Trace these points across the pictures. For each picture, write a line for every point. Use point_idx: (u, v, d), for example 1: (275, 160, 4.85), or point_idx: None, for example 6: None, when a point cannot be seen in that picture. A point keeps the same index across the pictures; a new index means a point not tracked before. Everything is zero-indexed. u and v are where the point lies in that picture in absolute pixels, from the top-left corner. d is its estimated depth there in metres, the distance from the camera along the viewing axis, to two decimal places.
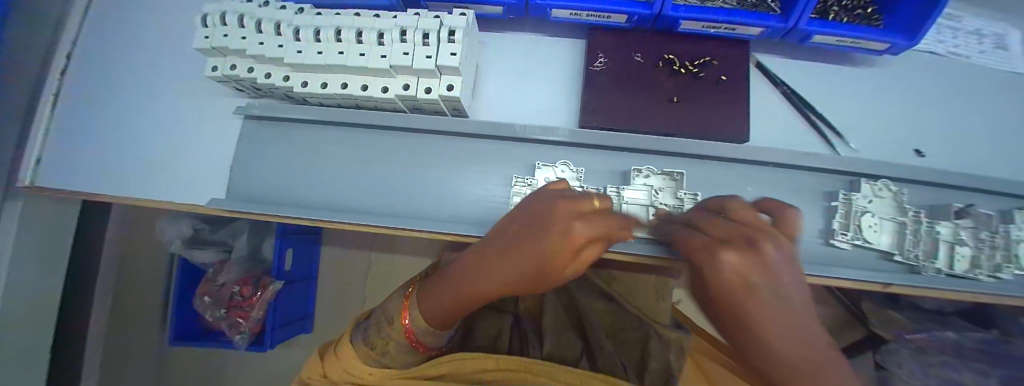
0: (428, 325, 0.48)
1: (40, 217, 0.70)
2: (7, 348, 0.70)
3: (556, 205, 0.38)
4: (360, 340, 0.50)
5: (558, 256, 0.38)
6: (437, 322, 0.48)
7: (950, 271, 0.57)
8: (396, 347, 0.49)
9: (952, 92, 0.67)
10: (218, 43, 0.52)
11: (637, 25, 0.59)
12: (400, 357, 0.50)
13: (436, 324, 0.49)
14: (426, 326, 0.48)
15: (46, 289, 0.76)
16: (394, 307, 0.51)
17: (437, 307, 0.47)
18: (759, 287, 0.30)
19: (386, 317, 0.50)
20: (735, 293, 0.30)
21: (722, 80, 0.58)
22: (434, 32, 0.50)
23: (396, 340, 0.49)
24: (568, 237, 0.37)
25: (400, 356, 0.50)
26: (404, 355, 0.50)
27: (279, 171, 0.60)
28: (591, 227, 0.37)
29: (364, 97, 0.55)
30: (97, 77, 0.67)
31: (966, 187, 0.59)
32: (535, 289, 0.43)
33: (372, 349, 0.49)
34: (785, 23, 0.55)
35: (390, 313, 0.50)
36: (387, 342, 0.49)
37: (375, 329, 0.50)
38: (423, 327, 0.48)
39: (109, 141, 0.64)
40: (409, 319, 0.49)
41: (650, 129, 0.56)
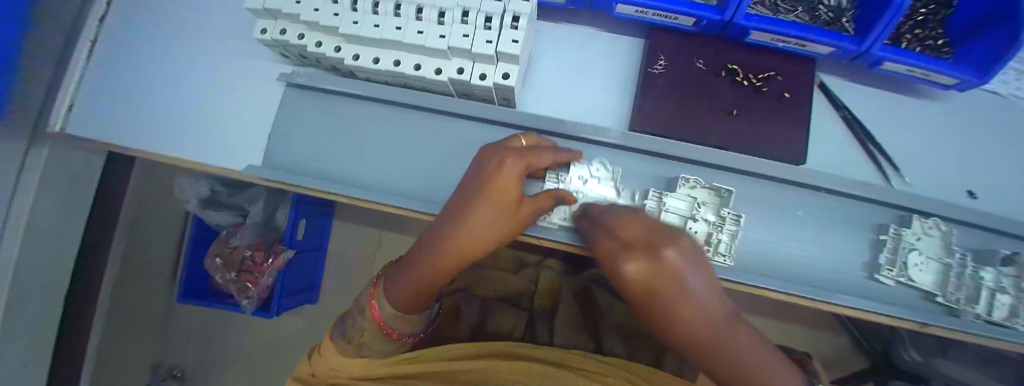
0: (399, 305, 0.46)
1: (65, 163, 0.69)
2: (27, 288, 0.71)
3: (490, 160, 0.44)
4: (340, 333, 0.48)
5: (502, 196, 0.42)
6: (406, 303, 0.46)
7: (988, 318, 0.56)
8: (372, 339, 0.46)
9: (1009, 135, 0.65)
10: (271, 5, 0.50)
11: (703, 30, 0.57)
12: (379, 346, 0.47)
13: (405, 307, 0.47)
14: (395, 313, 0.46)
15: (65, 235, 0.76)
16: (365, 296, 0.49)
17: (403, 283, 0.45)
18: (662, 291, 0.33)
19: (359, 309, 0.48)
20: (651, 296, 0.33)
21: (785, 97, 0.56)
22: (498, 16, 0.48)
23: (371, 331, 0.46)
24: (507, 173, 0.42)
25: (377, 346, 0.47)
26: (382, 344, 0.47)
27: (318, 143, 0.59)
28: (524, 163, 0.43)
29: (415, 77, 0.53)
30: (135, 28, 0.65)
31: (1015, 234, 0.57)
32: (493, 238, 0.45)
33: (350, 343, 0.46)
34: (859, 45, 0.52)
35: (362, 303, 0.48)
36: (363, 334, 0.46)
37: (351, 323, 0.47)
38: (391, 313, 0.46)
39: (142, 94, 0.63)
40: (377, 308, 0.46)
41: (705, 140, 0.54)
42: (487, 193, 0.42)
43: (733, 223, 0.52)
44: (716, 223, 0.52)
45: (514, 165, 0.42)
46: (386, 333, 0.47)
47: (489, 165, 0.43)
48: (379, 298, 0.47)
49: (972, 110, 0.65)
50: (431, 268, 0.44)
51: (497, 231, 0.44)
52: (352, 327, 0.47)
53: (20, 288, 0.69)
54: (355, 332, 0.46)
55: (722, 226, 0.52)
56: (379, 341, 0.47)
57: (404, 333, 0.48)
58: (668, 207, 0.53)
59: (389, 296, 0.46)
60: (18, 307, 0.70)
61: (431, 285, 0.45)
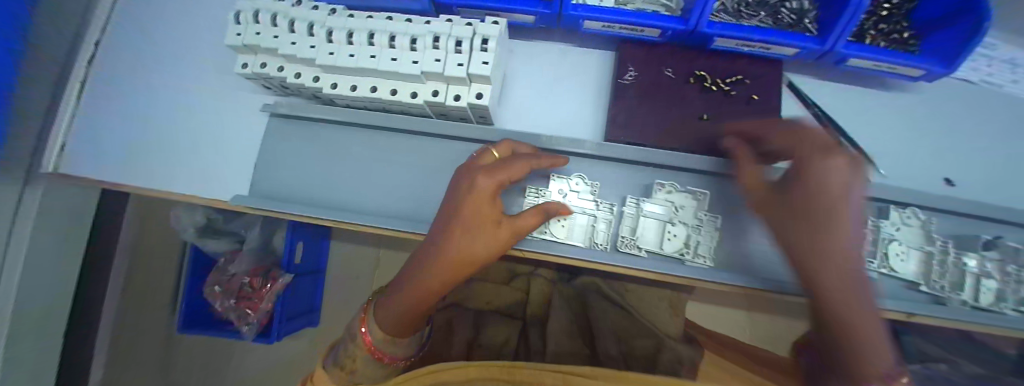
0: (389, 334, 0.43)
1: (60, 203, 0.70)
2: (25, 329, 0.71)
3: (464, 177, 0.43)
4: (331, 362, 0.46)
5: (477, 217, 0.41)
6: (397, 327, 0.43)
7: (975, 304, 0.56)
8: (364, 365, 0.44)
9: (984, 122, 0.65)
10: (250, 41, 0.52)
11: (669, 39, 0.58)
12: (369, 373, 0.44)
13: (396, 331, 0.44)
14: (385, 336, 0.43)
15: (65, 274, 0.77)
16: (355, 322, 0.46)
17: (394, 310, 0.43)
18: None
19: (351, 337, 0.45)
20: None
21: (754, 99, 0.57)
22: (467, 40, 0.50)
23: (361, 354, 0.43)
24: (482, 190, 0.41)
25: (368, 372, 0.44)
26: (372, 369, 0.44)
27: (304, 171, 0.60)
28: (496, 178, 0.42)
29: (393, 101, 0.55)
30: (122, 67, 0.67)
31: (995, 218, 0.57)
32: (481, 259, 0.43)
33: (342, 370, 0.44)
34: (822, 45, 0.54)
35: (354, 328, 0.46)
36: (354, 358, 0.43)
37: (343, 350, 0.45)
38: (382, 338, 0.43)
39: (130, 131, 0.64)
40: (368, 333, 0.43)
41: (679, 145, 0.56)
42: (467, 212, 0.41)
43: (711, 224, 0.54)
44: (695, 226, 0.54)
45: (486, 182, 0.41)
46: (380, 357, 0.44)
47: (465, 184, 0.42)
48: (370, 322, 0.44)
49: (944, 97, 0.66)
50: (417, 293, 0.42)
51: (483, 247, 0.42)
52: (343, 353, 0.45)
53: (20, 329, 0.70)
54: (348, 357, 0.44)
55: (701, 229, 0.54)
56: (371, 366, 0.44)
57: (397, 356, 0.45)
58: (648, 213, 0.54)
59: (381, 319, 0.44)
60: (18, 349, 0.71)
61: (423, 309, 0.43)
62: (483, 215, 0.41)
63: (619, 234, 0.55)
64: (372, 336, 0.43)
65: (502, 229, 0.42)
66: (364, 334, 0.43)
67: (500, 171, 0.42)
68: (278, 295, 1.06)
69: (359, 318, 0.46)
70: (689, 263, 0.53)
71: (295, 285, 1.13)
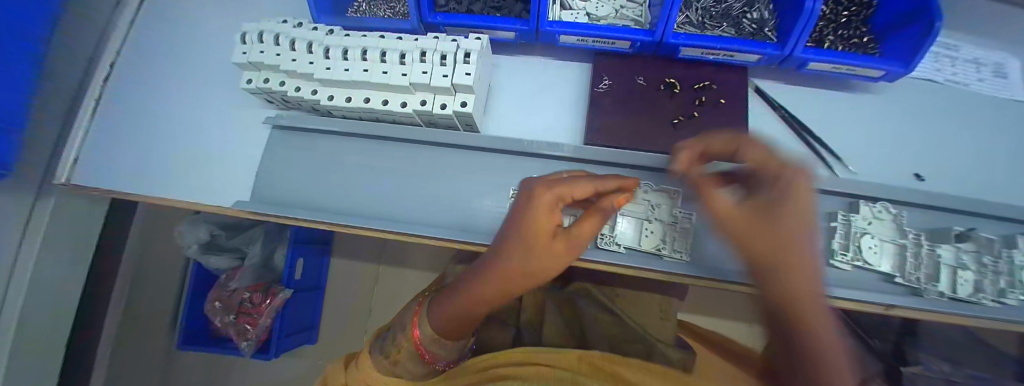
0: (434, 333, 0.47)
1: (69, 215, 0.75)
2: (30, 338, 0.73)
3: (530, 184, 0.43)
4: (379, 348, 0.50)
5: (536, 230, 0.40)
6: (443, 325, 0.47)
7: (953, 295, 0.56)
8: (408, 357, 0.48)
9: (958, 119, 0.67)
10: (255, 59, 0.57)
11: (640, 50, 0.63)
12: (411, 367, 0.48)
13: (444, 332, 0.48)
14: (432, 334, 0.47)
15: (69, 288, 0.80)
16: (408, 317, 0.51)
17: (445, 309, 0.47)
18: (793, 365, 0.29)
19: (403, 328, 0.50)
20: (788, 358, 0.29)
21: (721, 104, 0.61)
22: (451, 54, 0.55)
23: (407, 347, 0.48)
24: (543, 204, 0.39)
25: (411, 367, 0.48)
26: (414, 365, 0.49)
27: (301, 178, 0.64)
28: (562, 191, 0.40)
29: (384, 111, 0.59)
30: (137, 87, 0.73)
31: (968, 211, 0.58)
32: (533, 273, 0.43)
33: (387, 357, 0.48)
34: (781, 51, 0.58)
35: (404, 322, 0.51)
36: (400, 349, 0.48)
37: (392, 339, 0.50)
38: (429, 335, 0.47)
39: (140, 145, 0.69)
40: (418, 327, 0.48)
41: (653, 147, 0.59)
42: (524, 223, 0.40)
43: (687, 222, 0.57)
44: (670, 223, 0.57)
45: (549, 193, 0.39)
46: (422, 355, 0.48)
47: (526, 196, 0.41)
48: (421, 316, 0.49)
49: (919, 96, 0.68)
50: (468, 297, 0.45)
51: (538, 262, 0.42)
52: (390, 343, 0.49)
53: (22, 344, 0.72)
54: (393, 346, 0.48)
55: (677, 226, 0.57)
56: (411, 360, 0.48)
57: (437, 357, 0.49)
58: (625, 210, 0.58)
59: (432, 314, 0.48)
60: (19, 359, 0.73)
61: (471, 313, 0.46)
62: (537, 241, 0.40)
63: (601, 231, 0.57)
64: (420, 331, 0.48)
65: (558, 242, 0.41)
66: (413, 328, 0.48)
67: (562, 185, 0.40)
68: (276, 311, 1.08)
69: (414, 313, 0.51)
70: (667, 257, 0.56)
71: (294, 300, 1.15)
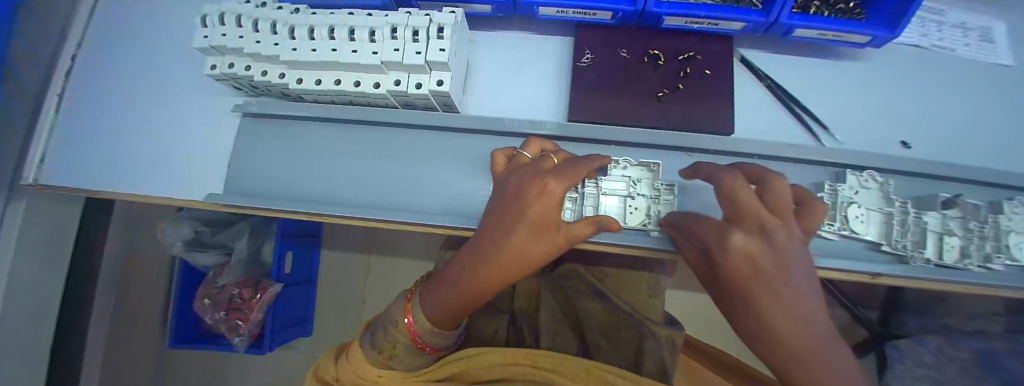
0: (433, 328, 0.43)
1: (45, 216, 0.72)
2: (9, 344, 0.71)
3: (533, 173, 0.41)
4: (367, 341, 0.44)
5: (546, 219, 0.38)
6: (442, 318, 0.43)
7: (939, 262, 0.56)
8: (404, 351, 0.43)
9: (944, 85, 0.65)
10: (216, 42, 0.54)
11: (622, 22, 0.61)
12: (410, 360, 0.44)
13: (444, 323, 0.43)
14: (430, 327, 0.42)
15: (50, 290, 0.78)
16: (397, 310, 0.45)
17: (441, 295, 0.42)
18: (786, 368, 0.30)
19: (391, 319, 0.44)
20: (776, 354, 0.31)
21: (706, 75, 0.59)
22: (424, 29, 0.52)
23: (403, 345, 0.42)
24: (552, 195, 0.38)
25: (407, 359, 0.43)
26: (413, 358, 0.44)
27: (276, 168, 0.62)
28: (567, 183, 0.39)
29: (356, 93, 0.56)
30: (97, 77, 0.69)
31: (956, 178, 0.57)
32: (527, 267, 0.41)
33: (379, 352, 0.43)
34: (766, 18, 0.55)
35: (395, 314, 0.44)
36: (394, 345, 0.42)
37: (382, 332, 0.43)
38: (428, 329, 0.42)
39: (104, 139, 0.66)
40: (413, 325, 0.42)
41: (637, 122, 0.58)
42: (534, 214, 0.38)
43: (668, 194, 0.55)
44: (653, 196, 0.56)
45: (560, 185, 0.38)
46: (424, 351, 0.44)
47: (535, 183, 0.39)
48: (414, 308, 0.44)
49: (907, 63, 0.66)
50: (466, 291, 0.40)
51: (540, 251, 0.39)
52: (380, 336, 0.43)
53: None
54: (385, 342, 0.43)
55: (660, 199, 0.55)
56: (410, 355, 0.43)
57: (438, 347, 0.45)
58: (607, 190, 0.56)
59: (426, 306, 0.43)
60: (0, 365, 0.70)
61: (465, 306, 0.42)
62: (549, 236, 0.39)
63: (584, 211, 0.56)
64: (416, 329, 0.42)
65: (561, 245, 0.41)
66: (408, 326, 0.42)
67: (569, 176, 0.39)
68: (268, 305, 1.07)
69: (404, 304, 0.45)
70: (654, 232, 0.54)
71: (286, 293, 1.13)
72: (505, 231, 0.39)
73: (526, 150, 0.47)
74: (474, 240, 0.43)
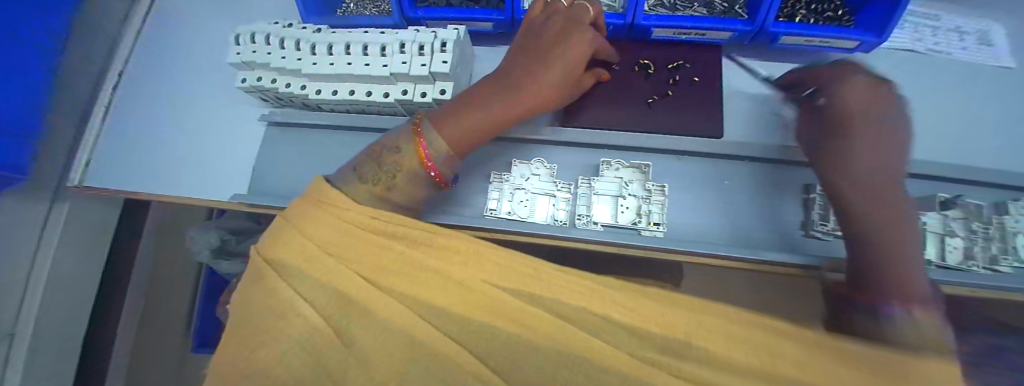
0: (448, 150, 0.45)
1: (85, 213, 0.80)
2: (49, 332, 0.77)
3: (565, 21, 0.50)
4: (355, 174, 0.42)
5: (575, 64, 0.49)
6: (458, 142, 0.45)
7: (942, 263, 0.55)
8: None
9: (941, 88, 0.66)
10: (247, 58, 0.61)
11: (615, 34, 0.65)
12: None
13: (456, 147, 0.45)
14: (447, 150, 0.44)
15: (87, 285, 0.84)
16: (404, 139, 0.44)
17: (463, 122, 0.45)
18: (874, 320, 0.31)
19: (394, 146, 0.44)
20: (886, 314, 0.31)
21: (695, 82, 0.62)
22: (429, 44, 0.57)
23: (407, 172, 0.43)
24: (582, 46, 0.50)
25: None
26: None
27: (294, 171, 0.68)
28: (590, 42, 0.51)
29: (368, 102, 0.62)
30: (140, 90, 0.78)
31: (954, 178, 0.57)
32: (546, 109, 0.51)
33: (372, 184, 0.42)
34: (752, 26, 0.58)
35: (397, 142, 0.45)
36: (395, 175, 0.43)
37: None
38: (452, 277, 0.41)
39: (144, 144, 0.74)
40: (426, 146, 0.43)
41: (628, 126, 0.61)
42: (569, 54, 0.48)
43: (660, 195, 0.58)
44: (645, 196, 0.58)
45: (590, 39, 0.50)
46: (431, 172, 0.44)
47: (569, 30, 0.49)
48: (425, 133, 0.44)
49: (901, 67, 0.67)
50: (495, 115, 0.46)
51: (563, 93, 0.50)
52: (379, 168, 0.43)
53: (40, 341, 0.76)
54: (381, 173, 0.42)
55: (651, 199, 0.57)
56: (410, 184, 0.43)
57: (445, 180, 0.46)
58: (599, 190, 0.59)
59: (440, 129, 0.44)
60: (41, 352, 0.77)
61: (488, 130, 0.47)
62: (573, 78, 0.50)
63: (577, 210, 0.59)
64: (431, 153, 0.43)
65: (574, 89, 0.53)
66: (420, 151, 0.43)
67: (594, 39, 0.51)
68: None
69: (412, 134, 0.44)
70: (644, 231, 0.56)
71: None
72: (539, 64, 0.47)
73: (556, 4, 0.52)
74: (502, 74, 0.48)
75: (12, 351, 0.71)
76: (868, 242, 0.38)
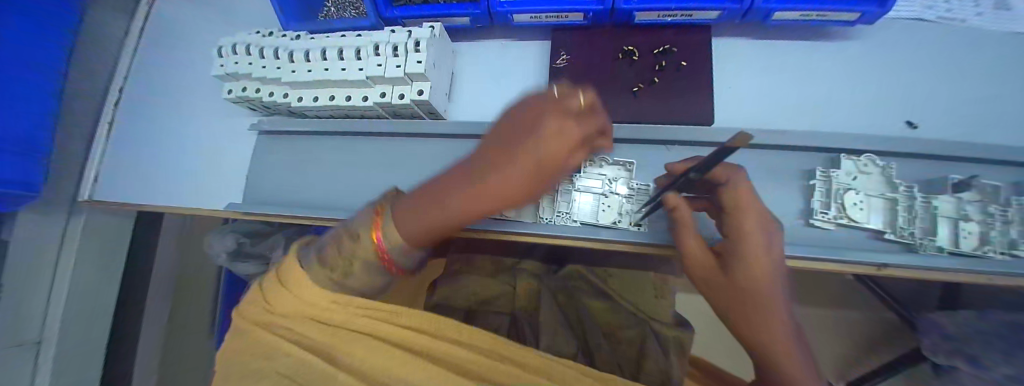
0: (403, 243, 0.34)
1: (100, 227, 0.84)
2: (73, 338, 0.83)
3: (547, 108, 0.28)
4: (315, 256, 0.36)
5: (556, 161, 0.29)
6: (414, 238, 0.34)
7: (955, 250, 0.51)
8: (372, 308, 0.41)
9: (958, 58, 0.60)
10: (230, 70, 0.62)
11: (597, 21, 0.62)
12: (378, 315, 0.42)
13: (412, 242, 0.34)
14: (399, 244, 0.33)
15: (106, 293, 0.90)
16: (362, 221, 0.35)
17: (418, 217, 0.33)
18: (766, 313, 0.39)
19: (354, 229, 0.35)
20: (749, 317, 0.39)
21: (682, 66, 0.59)
22: (402, 44, 0.56)
23: (361, 258, 0.33)
24: (572, 136, 0.28)
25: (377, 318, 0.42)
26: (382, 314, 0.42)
27: (285, 178, 0.69)
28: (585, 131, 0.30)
29: (348, 107, 0.62)
30: (138, 105, 0.80)
31: (970, 158, 0.53)
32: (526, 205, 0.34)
33: (331, 271, 0.34)
34: (740, 4, 0.55)
35: (356, 226, 0.35)
36: (354, 262, 0.34)
37: None
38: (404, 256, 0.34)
39: (145, 159, 0.77)
40: (381, 238, 0.33)
41: (613, 118, 0.59)
42: (544, 152, 0.28)
43: (643, 194, 0.56)
44: (628, 195, 0.56)
45: (586, 125, 0.30)
46: (387, 267, 0.35)
47: (544, 117, 0.28)
48: (383, 221, 0.34)
49: (913, 38, 0.61)
50: (456, 213, 0.33)
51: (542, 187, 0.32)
52: (336, 249, 0.34)
53: (64, 348, 0.81)
54: (343, 257, 0.34)
55: (632, 199, 0.56)
56: (372, 274, 0.35)
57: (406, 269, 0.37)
58: (583, 187, 0.57)
59: (400, 220, 0.34)
60: (65, 359, 0.82)
61: (444, 227, 0.34)
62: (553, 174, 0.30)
63: (557, 206, 0.57)
64: (385, 243, 0.33)
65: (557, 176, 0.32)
66: (374, 241, 0.33)
67: (586, 124, 0.30)
68: None
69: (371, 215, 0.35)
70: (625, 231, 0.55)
71: None
72: (510, 157, 0.29)
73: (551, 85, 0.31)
74: (476, 160, 0.33)
75: (42, 354, 0.77)
76: (774, 366, 0.37)
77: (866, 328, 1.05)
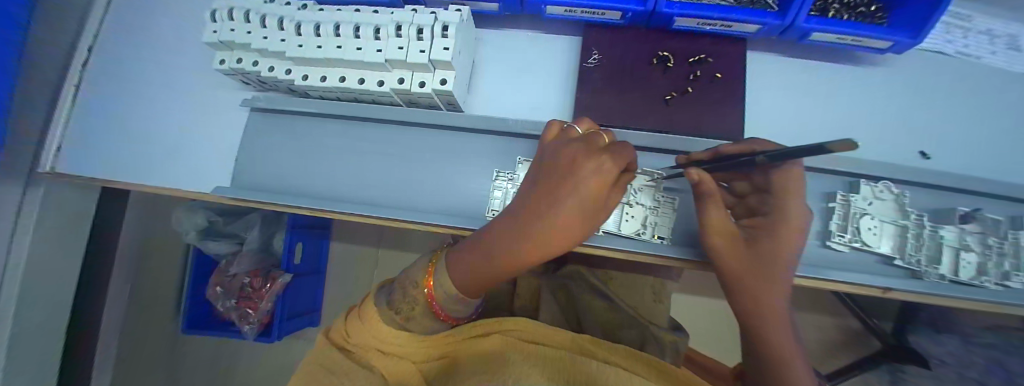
0: (457, 291, 0.39)
1: (63, 201, 0.75)
2: (30, 324, 0.74)
3: (574, 151, 0.36)
4: (384, 300, 0.41)
5: (591, 199, 0.35)
6: (466, 284, 0.39)
7: (954, 278, 0.54)
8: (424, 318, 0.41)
9: (965, 93, 0.62)
10: (225, 38, 0.55)
11: (632, 22, 0.59)
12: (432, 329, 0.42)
13: (466, 288, 0.40)
14: (454, 292, 0.39)
15: (67, 274, 0.80)
16: (418, 272, 0.42)
17: (471, 266, 0.38)
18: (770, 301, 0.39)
19: (412, 281, 0.41)
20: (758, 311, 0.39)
21: (716, 78, 0.58)
22: (428, 27, 0.51)
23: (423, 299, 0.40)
24: (603, 177, 0.34)
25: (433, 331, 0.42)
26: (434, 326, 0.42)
27: (282, 162, 0.63)
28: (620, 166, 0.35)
29: (361, 90, 0.56)
30: (111, 65, 0.70)
31: (975, 191, 0.55)
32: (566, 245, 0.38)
33: (398, 314, 0.39)
34: (782, 20, 0.53)
35: (414, 277, 0.42)
36: (415, 306, 0.40)
37: (400, 293, 0.40)
38: (453, 296, 0.40)
39: (116, 128, 0.68)
40: (434, 285, 0.40)
41: (644, 125, 0.56)
42: (579, 193, 0.34)
43: (668, 206, 0.55)
44: (652, 207, 0.55)
45: (621, 154, 0.35)
46: (438, 311, 0.40)
47: (581, 164, 0.35)
48: (437, 271, 0.41)
49: (928, 69, 0.63)
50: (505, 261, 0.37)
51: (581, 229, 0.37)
52: (400, 297, 0.40)
53: (18, 336, 0.72)
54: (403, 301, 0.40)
55: (658, 210, 0.55)
56: (428, 318, 0.40)
57: (459, 316, 0.42)
58: None
59: (452, 271, 0.40)
60: (21, 347, 0.73)
61: (494, 275, 0.38)
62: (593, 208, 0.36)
63: None
64: (438, 291, 0.39)
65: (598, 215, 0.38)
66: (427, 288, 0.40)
67: (619, 154, 0.35)
68: (277, 294, 1.06)
69: (426, 267, 0.42)
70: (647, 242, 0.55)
71: (296, 284, 1.12)
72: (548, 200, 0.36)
73: (576, 125, 0.41)
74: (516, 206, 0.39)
75: None
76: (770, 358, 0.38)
77: (840, 336, 1.11)
